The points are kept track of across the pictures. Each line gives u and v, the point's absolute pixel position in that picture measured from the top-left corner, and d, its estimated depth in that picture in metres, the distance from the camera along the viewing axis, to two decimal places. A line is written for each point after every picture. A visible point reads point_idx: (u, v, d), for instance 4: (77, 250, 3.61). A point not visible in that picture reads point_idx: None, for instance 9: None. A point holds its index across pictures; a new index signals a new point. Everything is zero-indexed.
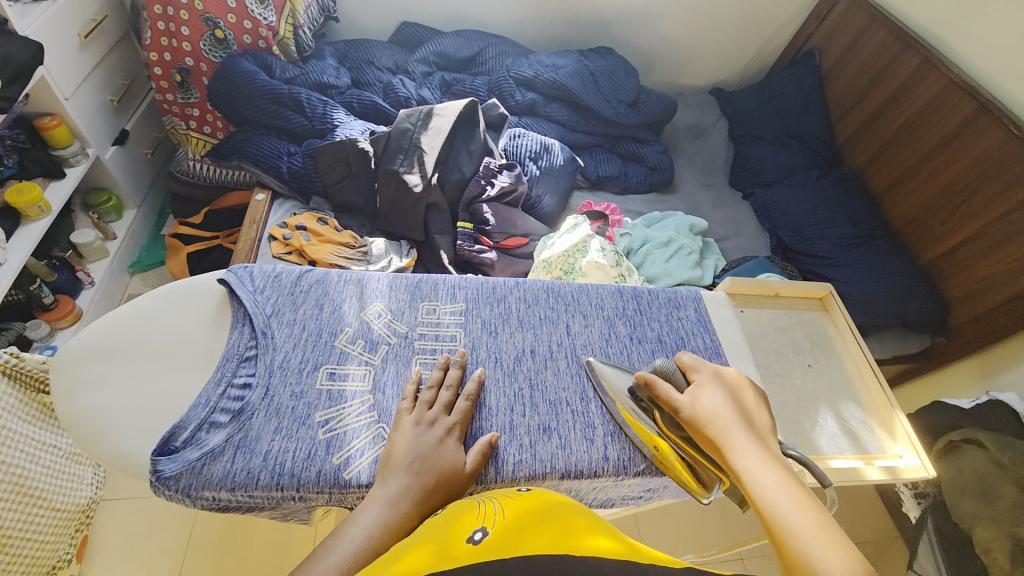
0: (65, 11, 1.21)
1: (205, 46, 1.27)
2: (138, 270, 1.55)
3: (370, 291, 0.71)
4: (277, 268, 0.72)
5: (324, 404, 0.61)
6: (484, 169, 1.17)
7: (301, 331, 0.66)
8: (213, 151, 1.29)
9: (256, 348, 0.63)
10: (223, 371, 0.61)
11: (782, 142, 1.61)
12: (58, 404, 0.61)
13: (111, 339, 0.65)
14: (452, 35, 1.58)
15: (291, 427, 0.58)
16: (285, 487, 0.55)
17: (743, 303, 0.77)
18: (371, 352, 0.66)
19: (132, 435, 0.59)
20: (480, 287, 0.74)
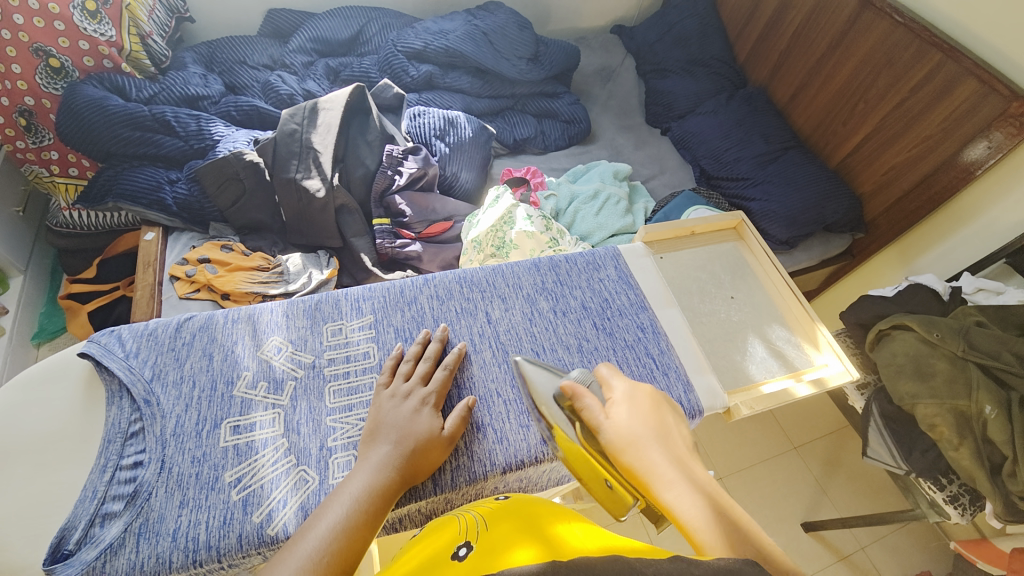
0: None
1: (42, 80, 1.11)
2: (44, 340, 1.40)
3: (264, 327, 0.67)
4: (152, 325, 0.66)
5: (233, 462, 0.57)
6: (388, 158, 1.09)
7: (192, 390, 0.61)
8: (84, 196, 1.15)
9: (141, 421, 0.58)
10: (106, 456, 0.56)
11: (689, 71, 1.60)
12: None
13: None
14: (327, 16, 1.46)
15: (198, 497, 0.54)
16: (204, 562, 0.51)
17: (661, 249, 0.76)
18: (277, 393, 0.62)
19: (17, 546, 0.52)
20: (387, 294, 0.71)
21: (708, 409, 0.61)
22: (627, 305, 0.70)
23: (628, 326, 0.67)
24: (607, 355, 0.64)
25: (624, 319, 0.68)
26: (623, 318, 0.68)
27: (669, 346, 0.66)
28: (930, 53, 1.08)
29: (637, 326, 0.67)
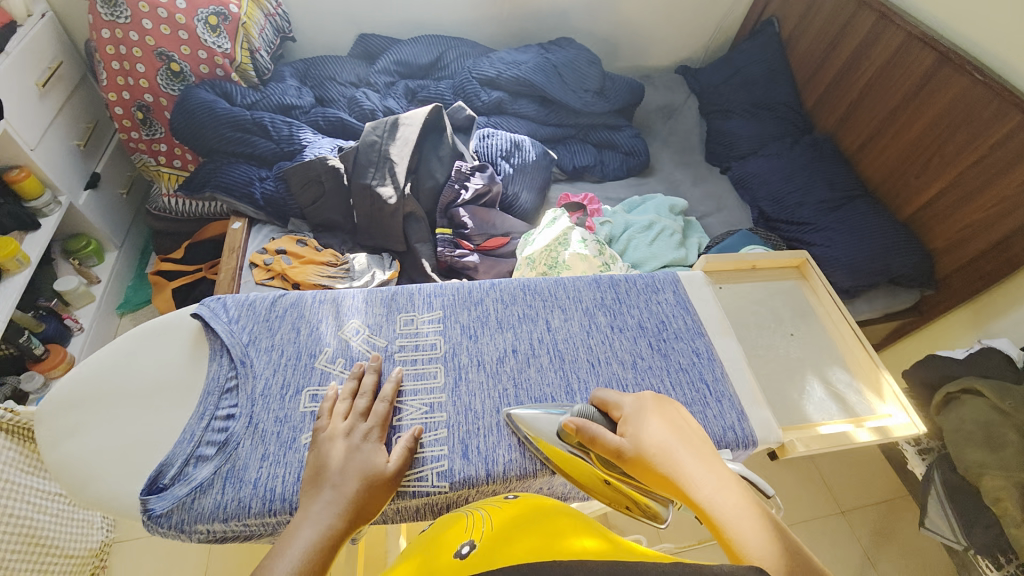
0: (17, 60, 1.23)
1: (162, 81, 1.27)
2: (127, 311, 1.53)
3: (346, 309, 0.72)
4: (251, 296, 0.72)
5: (309, 426, 0.61)
6: (456, 173, 1.16)
7: (280, 357, 0.66)
8: (184, 185, 1.29)
9: (236, 378, 0.64)
10: (205, 405, 0.62)
11: (753, 114, 1.61)
12: (44, 454, 0.60)
13: (89, 387, 0.64)
14: (411, 43, 1.59)
15: (278, 453, 0.59)
16: (277, 512, 0.55)
17: (721, 279, 0.76)
18: (352, 370, 0.66)
19: (121, 476, 0.58)
20: (456, 293, 0.73)
21: (762, 443, 0.59)
22: (684, 329, 0.68)
23: (684, 349, 0.66)
24: (660, 375, 0.63)
25: (680, 343, 0.66)
26: (680, 341, 0.67)
27: (724, 374, 0.64)
28: (1011, 114, 1.06)
29: (693, 351, 0.65)
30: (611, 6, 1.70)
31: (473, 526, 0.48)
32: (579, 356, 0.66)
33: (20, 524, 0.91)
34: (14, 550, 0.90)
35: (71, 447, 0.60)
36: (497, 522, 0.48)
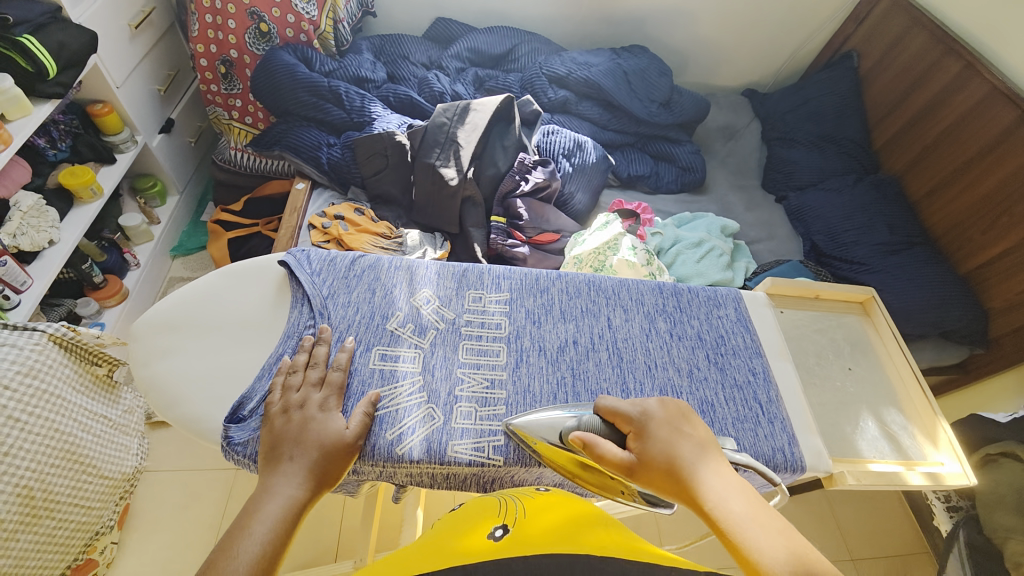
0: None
1: (249, 39, 1.33)
2: (180, 254, 1.58)
3: (419, 278, 0.73)
4: (333, 253, 0.74)
5: (377, 383, 0.63)
6: (519, 165, 1.18)
7: (355, 313, 0.68)
8: (254, 141, 1.33)
9: (314, 327, 0.66)
10: (285, 348, 0.65)
11: (818, 146, 1.58)
12: (138, 370, 0.66)
13: (181, 314, 0.69)
14: (486, 32, 1.61)
15: (347, 404, 0.61)
16: None
17: (783, 304, 0.75)
18: (420, 336, 0.67)
19: (203, 401, 0.63)
20: (524, 278, 0.73)
21: (809, 470, 0.59)
22: (742, 347, 0.67)
23: (739, 367, 0.65)
24: (715, 389, 0.63)
25: (737, 360, 0.66)
26: (736, 358, 0.66)
27: (778, 398, 0.64)
28: None
29: (749, 369, 0.65)
30: (687, 20, 1.69)
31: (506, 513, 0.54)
32: (638, 357, 0.65)
33: (67, 440, 0.91)
34: (55, 463, 0.89)
35: (163, 367, 0.66)
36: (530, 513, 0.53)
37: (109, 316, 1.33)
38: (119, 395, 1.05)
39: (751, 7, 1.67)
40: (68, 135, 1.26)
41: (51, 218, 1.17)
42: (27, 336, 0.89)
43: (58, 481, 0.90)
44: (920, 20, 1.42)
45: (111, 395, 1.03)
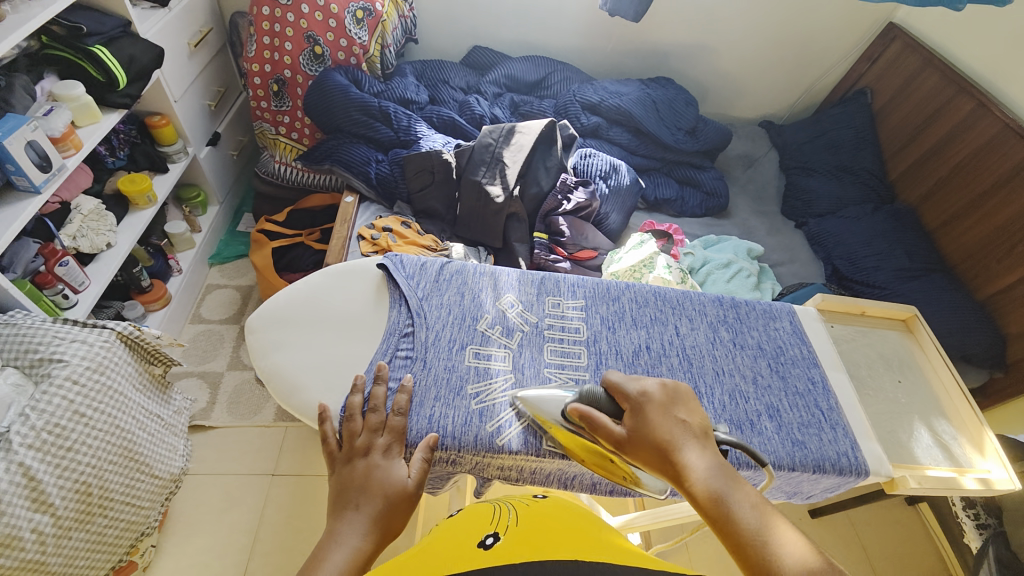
0: (176, 18, 1.33)
1: (303, 61, 1.40)
2: (217, 262, 1.61)
3: (502, 284, 0.77)
4: (422, 258, 0.79)
5: (474, 378, 0.67)
6: (561, 184, 1.25)
7: (448, 314, 0.72)
8: (304, 156, 1.43)
9: (412, 325, 0.70)
10: (388, 344, 0.69)
11: (836, 175, 1.65)
12: (256, 359, 0.70)
13: (295, 309, 0.74)
14: (521, 60, 1.70)
15: (448, 396, 0.64)
16: (447, 448, 0.62)
17: (833, 318, 0.80)
18: (508, 337, 0.71)
19: (319, 389, 0.67)
20: (596, 287, 0.77)
21: (873, 473, 0.63)
22: (800, 357, 0.72)
23: (800, 375, 0.69)
24: (780, 395, 0.67)
25: (797, 369, 0.70)
26: (797, 367, 0.70)
27: (838, 405, 0.68)
28: None
29: (808, 377, 0.70)
30: (710, 55, 1.79)
31: (499, 522, 0.53)
32: (706, 363, 0.68)
33: (125, 438, 0.90)
34: (113, 460, 0.88)
35: (280, 357, 0.69)
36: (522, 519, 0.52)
37: (153, 318, 1.36)
38: (166, 394, 1.06)
39: (770, 45, 1.77)
40: (127, 145, 1.32)
41: (109, 223, 1.21)
42: (98, 333, 0.91)
43: (113, 478, 0.88)
44: (935, 60, 1.51)
45: (161, 394, 1.04)
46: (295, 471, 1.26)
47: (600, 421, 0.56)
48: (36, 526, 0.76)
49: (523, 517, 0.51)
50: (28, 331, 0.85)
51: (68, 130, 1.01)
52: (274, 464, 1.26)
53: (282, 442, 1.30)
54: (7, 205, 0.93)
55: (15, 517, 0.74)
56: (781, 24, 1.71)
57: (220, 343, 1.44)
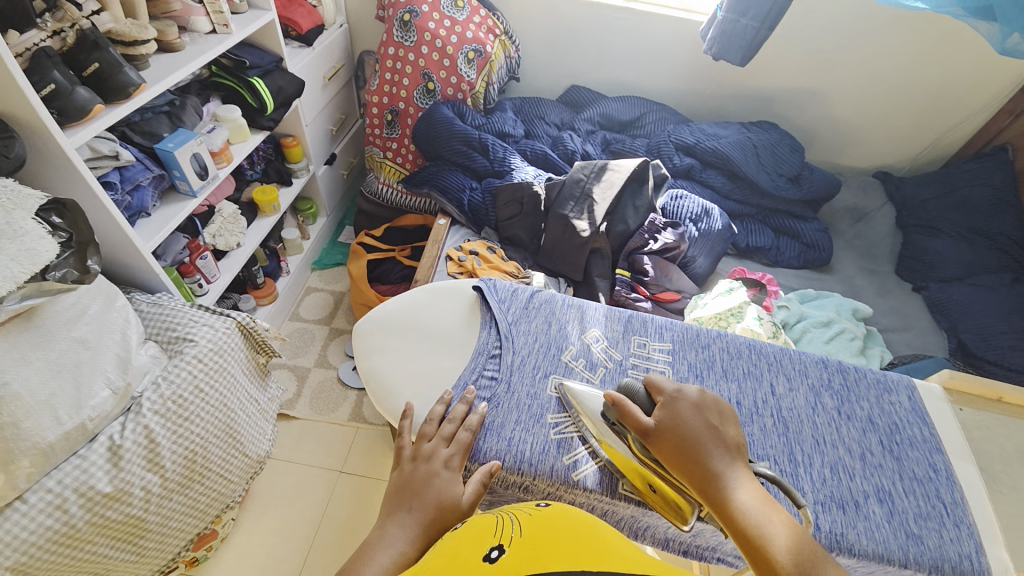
0: (317, 56, 1.54)
1: (417, 95, 1.55)
2: (318, 268, 1.78)
3: (589, 318, 0.77)
4: (514, 285, 0.83)
5: (555, 408, 0.67)
6: (649, 224, 1.24)
7: (534, 341, 0.74)
8: (406, 179, 1.55)
9: (500, 347, 0.73)
10: (476, 362, 0.72)
11: (967, 238, 1.47)
12: (359, 361, 0.76)
13: (397, 318, 0.79)
14: (617, 100, 1.73)
15: (528, 422, 0.66)
16: (523, 474, 0.62)
17: (962, 400, 0.70)
18: (591, 371, 0.71)
19: (411, 396, 0.70)
20: (685, 332, 0.74)
21: None
22: (920, 439, 0.63)
23: (918, 459, 0.61)
24: (892, 478, 0.59)
25: (915, 451, 0.62)
26: (914, 450, 0.62)
27: (966, 502, 0.58)
28: None
29: (929, 463, 0.61)
30: (821, 101, 1.70)
31: (502, 531, 0.44)
32: (805, 430, 0.62)
33: (228, 415, 1.01)
34: (217, 434, 0.98)
35: (380, 361, 0.75)
36: (528, 530, 0.44)
37: (261, 312, 1.52)
38: (264, 382, 1.17)
39: (891, 93, 1.64)
40: (264, 160, 1.52)
41: (241, 226, 1.39)
42: (223, 321, 1.04)
43: (214, 451, 0.98)
44: None
45: (262, 382, 1.16)
46: (361, 471, 1.32)
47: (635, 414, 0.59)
48: (146, 484, 0.86)
49: (530, 526, 0.44)
50: (172, 312, 1.00)
51: (224, 146, 1.20)
52: (343, 462, 1.34)
53: (353, 441, 1.37)
54: (169, 203, 1.11)
55: (130, 473, 0.84)
56: (907, 70, 1.59)
57: (311, 341, 1.58)
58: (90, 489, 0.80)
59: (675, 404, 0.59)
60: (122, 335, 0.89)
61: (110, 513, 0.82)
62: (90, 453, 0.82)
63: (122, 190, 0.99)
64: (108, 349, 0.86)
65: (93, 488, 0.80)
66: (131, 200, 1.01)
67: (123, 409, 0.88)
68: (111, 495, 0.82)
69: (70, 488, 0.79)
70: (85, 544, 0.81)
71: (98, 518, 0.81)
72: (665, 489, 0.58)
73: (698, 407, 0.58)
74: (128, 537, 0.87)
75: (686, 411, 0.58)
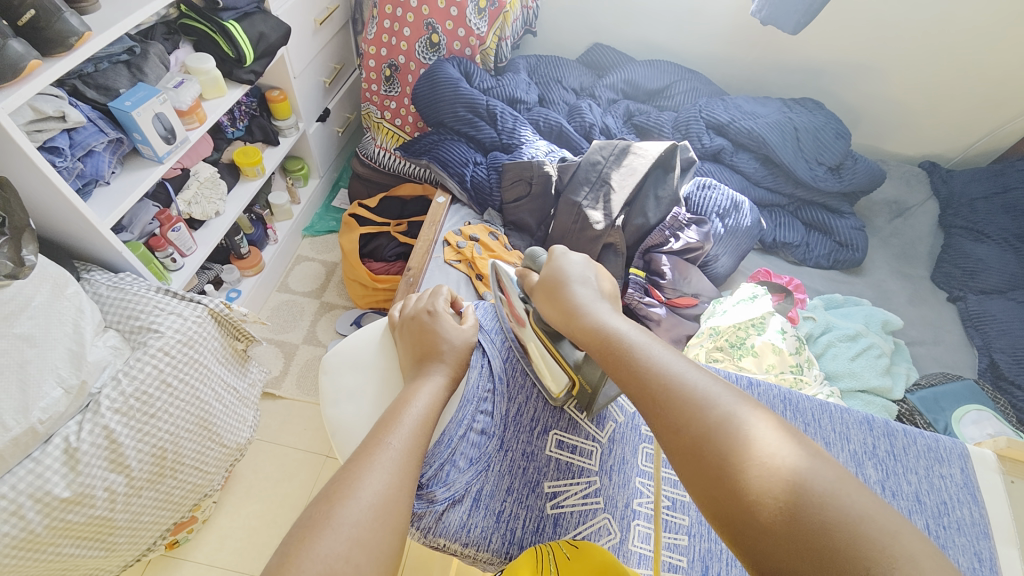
0: None
1: (419, 49, 1.37)
2: (309, 235, 1.66)
3: None
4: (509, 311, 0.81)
5: (553, 473, 0.65)
6: (672, 220, 1.11)
7: (533, 386, 0.72)
8: (404, 146, 1.39)
9: (493, 393, 0.71)
10: (465, 412, 0.68)
11: (1013, 246, 1.31)
12: (324, 408, 0.71)
13: (369, 355, 0.75)
14: (645, 65, 1.54)
15: (522, 493, 0.63)
16: (513, 556, 0.60)
17: (1017, 473, 0.65)
18: (599, 428, 0.69)
19: None
20: None
21: None
22: (968, 523, 0.61)
23: (963, 547, 0.59)
24: None
25: (962, 537, 0.60)
26: (960, 535, 0.60)
27: None
28: None
29: (974, 552, 0.59)
30: (877, 77, 1.49)
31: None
32: None
33: (202, 409, 0.93)
34: (189, 429, 0.91)
35: (347, 410, 0.70)
36: None
37: (245, 284, 1.42)
38: (245, 367, 1.10)
39: (955, 72, 1.42)
40: (247, 117, 1.37)
41: (220, 192, 1.27)
42: (193, 308, 0.96)
43: (188, 445, 0.91)
44: None
45: (240, 368, 1.08)
46: None
47: (529, 279, 0.71)
48: (110, 485, 0.80)
49: None
50: (134, 299, 0.92)
51: (194, 104, 1.05)
52: (329, 447, 1.28)
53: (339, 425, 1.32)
54: (132, 170, 0.99)
55: (91, 476, 0.78)
56: (978, 47, 1.37)
57: (300, 315, 1.49)
58: (47, 494, 0.73)
59: (555, 262, 0.67)
60: (75, 326, 0.83)
61: (71, 516, 0.76)
62: (44, 457, 0.75)
63: (74, 157, 0.87)
64: (58, 343, 0.80)
65: (50, 493, 0.74)
66: (83, 167, 0.90)
67: (80, 408, 0.81)
68: (71, 499, 0.75)
69: (26, 493, 0.72)
70: (48, 546, 0.75)
71: (58, 522, 0.75)
72: (549, 356, 0.68)
73: (573, 261, 0.66)
74: (95, 535, 0.81)
75: (563, 263, 0.67)
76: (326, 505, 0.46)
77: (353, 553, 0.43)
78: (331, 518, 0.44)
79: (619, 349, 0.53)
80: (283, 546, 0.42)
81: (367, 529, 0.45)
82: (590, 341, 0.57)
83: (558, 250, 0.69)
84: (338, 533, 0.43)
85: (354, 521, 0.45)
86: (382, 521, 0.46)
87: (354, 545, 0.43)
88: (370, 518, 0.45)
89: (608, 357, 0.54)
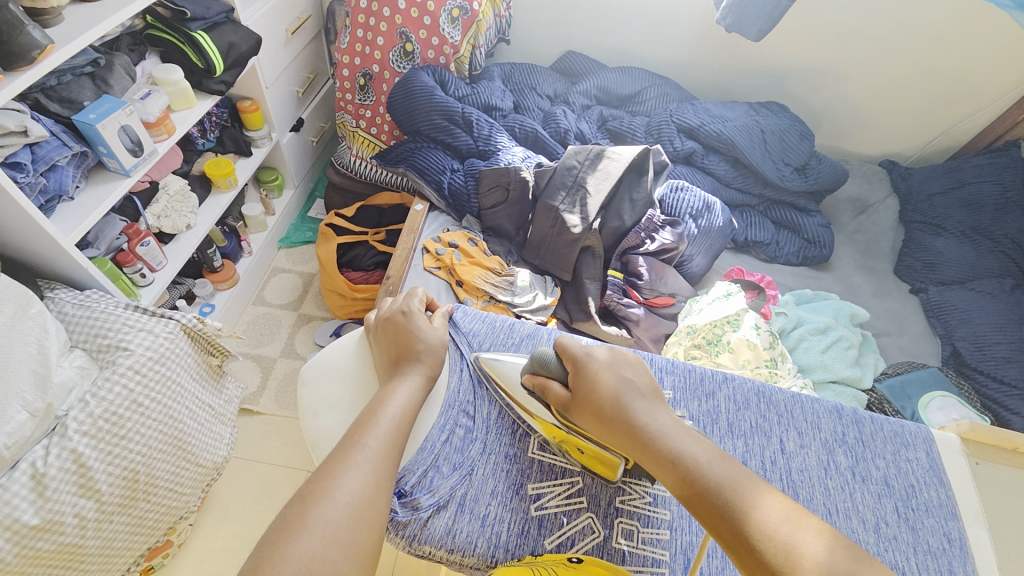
0: (277, 6, 1.33)
1: (393, 57, 1.37)
2: (285, 246, 1.63)
3: None
4: (488, 316, 0.82)
5: (536, 474, 0.66)
6: (647, 222, 1.14)
7: None
8: (381, 154, 1.38)
9: (475, 398, 0.71)
10: (447, 417, 0.68)
11: (969, 238, 1.38)
12: (303, 419, 0.70)
13: (347, 362, 0.74)
14: (617, 71, 1.58)
15: (506, 495, 0.64)
16: (499, 560, 0.60)
17: (980, 455, 0.68)
18: None
19: None
20: (688, 375, 0.74)
21: None
22: (936, 504, 0.64)
23: (932, 528, 0.62)
24: (907, 552, 0.60)
25: (930, 519, 0.63)
26: (929, 516, 0.63)
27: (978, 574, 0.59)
28: None
29: (943, 533, 0.62)
30: (836, 81, 1.56)
31: None
32: (817, 496, 0.63)
33: (176, 427, 0.90)
34: (163, 449, 0.88)
35: (327, 420, 0.69)
36: None
37: (219, 298, 1.39)
38: (222, 383, 1.07)
39: (907, 75, 1.50)
40: (218, 127, 1.34)
41: (191, 205, 1.25)
42: (164, 324, 0.93)
43: (161, 466, 0.88)
44: None
45: (216, 384, 1.05)
46: None
47: (553, 388, 0.65)
48: (80, 511, 0.77)
49: None
50: (103, 316, 0.89)
51: (162, 116, 1.03)
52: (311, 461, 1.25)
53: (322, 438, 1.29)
54: (97, 184, 0.97)
55: (60, 502, 0.75)
56: (927, 52, 1.45)
57: (277, 328, 1.46)
58: (15, 522, 0.71)
59: (585, 367, 0.64)
60: (39, 346, 0.80)
61: (41, 544, 0.73)
62: (11, 483, 0.72)
63: (36, 172, 0.84)
64: (23, 365, 0.77)
65: (18, 521, 0.71)
66: (46, 183, 0.87)
67: (47, 431, 0.78)
68: (40, 526, 0.73)
69: None
70: None
71: (28, 550, 0.72)
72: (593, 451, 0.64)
73: (603, 360, 0.64)
74: (66, 563, 0.78)
75: (596, 367, 0.64)
76: (301, 506, 0.45)
77: (329, 551, 0.43)
78: (306, 519, 0.44)
79: (706, 488, 0.51)
80: (258, 550, 0.42)
81: (344, 528, 0.45)
82: (668, 475, 0.54)
83: (574, 349, 0.66)
84: (313, 533, 0.44)
85: (330, 521, 0.45)
86: (359, 520, 0.46)
87: (330, 543, 0.44)
88: (346, 518, 0.46)
89: (693, 498, 0.51)
